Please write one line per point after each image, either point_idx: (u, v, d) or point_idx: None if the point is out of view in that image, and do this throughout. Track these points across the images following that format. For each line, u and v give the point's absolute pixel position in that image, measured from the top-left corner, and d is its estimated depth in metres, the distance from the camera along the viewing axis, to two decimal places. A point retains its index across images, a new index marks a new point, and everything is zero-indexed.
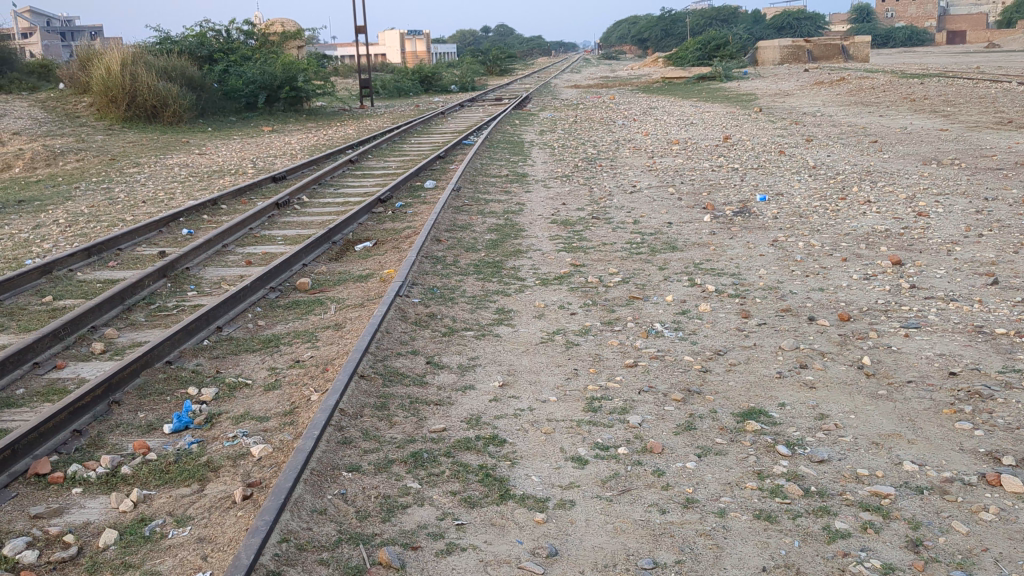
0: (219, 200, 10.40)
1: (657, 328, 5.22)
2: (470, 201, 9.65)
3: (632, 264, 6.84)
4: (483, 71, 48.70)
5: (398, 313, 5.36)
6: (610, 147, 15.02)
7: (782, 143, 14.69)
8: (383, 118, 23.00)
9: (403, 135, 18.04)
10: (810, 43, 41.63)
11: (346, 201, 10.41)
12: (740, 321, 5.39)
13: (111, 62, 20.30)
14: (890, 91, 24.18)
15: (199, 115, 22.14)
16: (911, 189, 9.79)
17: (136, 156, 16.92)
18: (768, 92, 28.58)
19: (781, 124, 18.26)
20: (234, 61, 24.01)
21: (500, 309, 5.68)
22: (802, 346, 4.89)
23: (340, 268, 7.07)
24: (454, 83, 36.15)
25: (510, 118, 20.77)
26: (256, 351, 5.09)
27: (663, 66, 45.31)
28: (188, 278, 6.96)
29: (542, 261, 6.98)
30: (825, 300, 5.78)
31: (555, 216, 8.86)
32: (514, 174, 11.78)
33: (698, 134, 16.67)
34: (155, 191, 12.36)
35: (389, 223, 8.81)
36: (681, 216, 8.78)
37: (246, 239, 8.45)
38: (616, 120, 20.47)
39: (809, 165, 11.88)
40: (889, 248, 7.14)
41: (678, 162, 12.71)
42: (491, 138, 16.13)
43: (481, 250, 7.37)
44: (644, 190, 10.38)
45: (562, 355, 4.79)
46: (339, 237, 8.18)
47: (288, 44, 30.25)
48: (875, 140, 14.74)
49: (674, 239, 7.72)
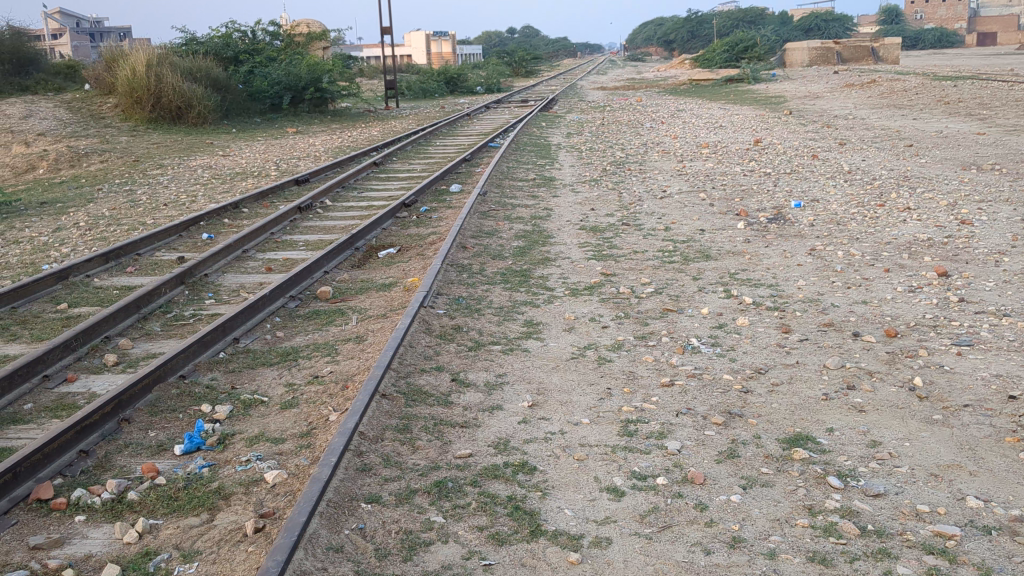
0: (241, 203, 10.23)
1: (694, 343, 4.97)
2: (496, 206, 9.43)
3: (665, 274, 6.58)
4: (508, 71, 48.52)
5: (423, 326, 5.14)
6: (638, 150, 14.75)
7: (814, 147, 14.37)
8: (409, 120, 22.86)
9: (428, 137, 17.85)
10: (840, 45, 41.11)
11: (370, 205, 10.22)
12: (780, 336, 5.13)
13: (137, 63, 20.27)
14: (923, 93, 23.74)
15: (224, 116, 22.07)
16: (952, 196, 9.47)
17: (159, 157, 16.82)
18: (798, 94, 28.17)
19: (812, 127, 17.89)
20: (259, 62, 23.94)
21: (528, 321, 5.45)
22: (848, 365, 4.62)
23: (363, 275, 6.86)
24: (480, 85, 35.99)
25: (536, 119, 20.55)
26: (273, 365, 4.89)
27: (690, 68, 44.94)
28: (207, 284, 6.78)
29: (571, 270, 6.74)
30: (869, 314, 5.49)
31: (584, 222, 8.62)
32: (541, 178, 11.54)
33: (729, 137, 16.36)
34: (177, 194, 12.22)
35: (413, 229, 8.60)
36: (715, 223, 8.51)
37: (266, 245, 8.26)
38: (644, 122, 20.18)
39: (844, 170, 11.57)
40: (933, 258, 6.84)
41: (709, 167, 12.43)
42: (518, 140, 15.90)
43: (508, 257, 7.13)
44: (674, 195, 10.12)
45: (593, 373, 4.55)
46: (363, 243, 7.98)
47: (314, 45, 30.18)
48: (911, 144, 14.37)
49: (708, 247, 7.46)
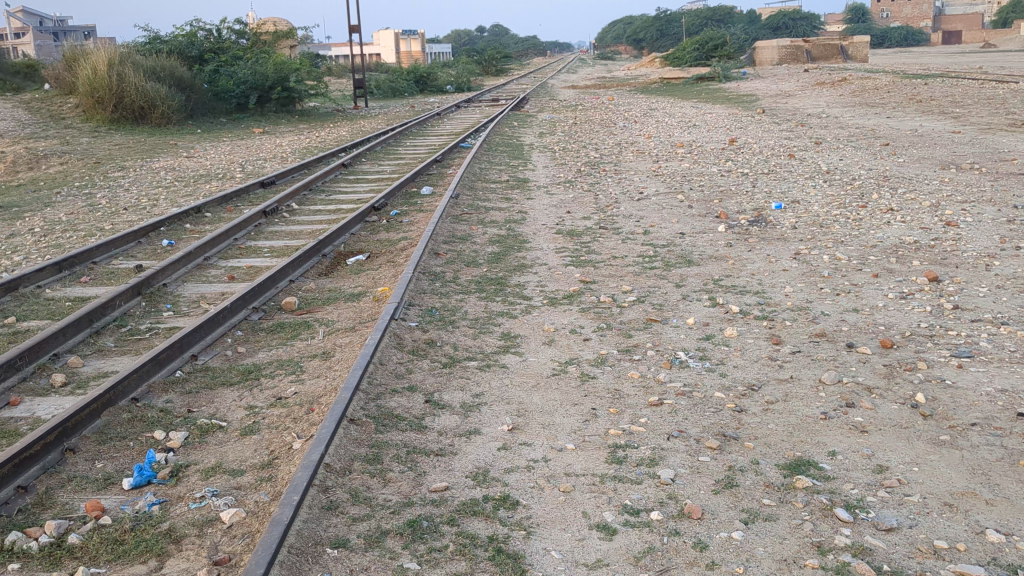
0: (203, 208, 9.85)
1: (682, 357, 4.70)
2: (469, 209, 9.13)
3: (647, 281, 6.32)
4: (478, 70, 48.18)
5: (394, 341, 4.83)
6: (613, 150, 14.52)
7: (790, 147, 14.19)
8: (378, 120, 22.48)
9: (398, 137, 17.51)
10: (809, 43, 41.15)
11: (338, 208, 9.89)
12: (771, 348, 4.87)
13: (98, 63, 19.74)
14: (894, 91, 23.72)
15: (188, 117, 21.59)
16: (934, 196, 9.30)
17: (121, 159, 16.34)
18: (769, 92, 28.07)
19: (786, 126, 17.73)
20: (225, 61, 23.46)
21: (505, 334, 5.16)
22: (845, 380, 4.37)
23: (331, 284, 6.54)
24: (449, 84, 35.64)
25: (508, 119, 20.27)
26: (233, 385, 4.56)
27: (660, 67, 44.81)
28: (165, 295, 6.43)
29: (549, 277, 6.46)
30: (861, 324, 5.26)
31: (560, 226, 8.35)
32: (515, 180, 11.25)
33: (703, 137, 16.17)
34: (138, 197, 11.79)
35: (384, 234, 8.28)
36: (695, 226, 8.27)
37: (229, 251, 7.91)
38: (617, 121, 19.96)
39: (822, 170, 11.38)
40: (921, 262, 6.63)
41: (685, 167, 12.20)
42: (490, 140, 15.60)
43: (482, 264, 6.84)
44: (651, 197, 9.88)
45: (577, 391, 4.27)
46: (331, 249, 7.65)
47: (281, 44, 29.70)
48: (887, 143, 14.24)
49: (689, 251, 7.21)
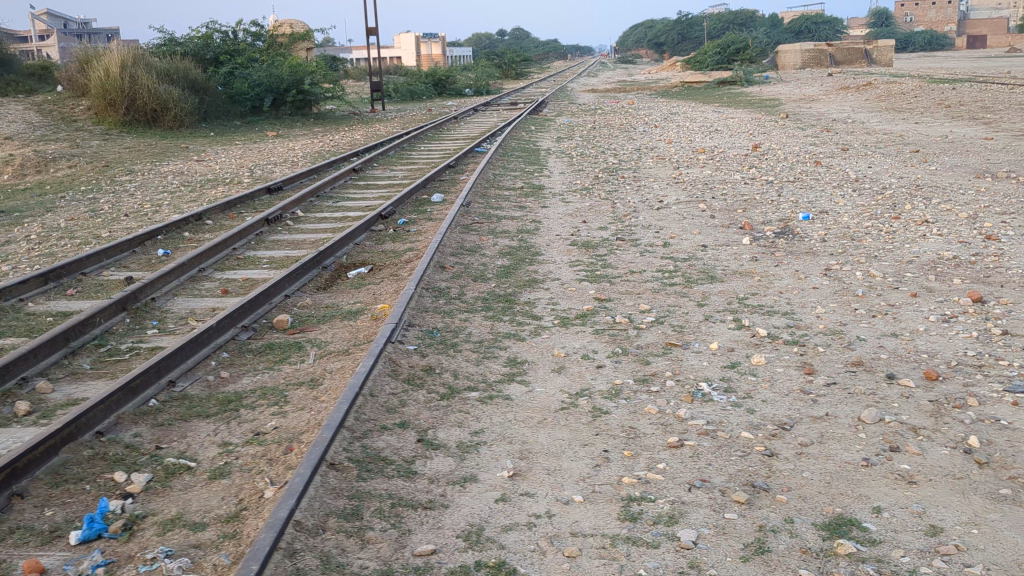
0: (204, 215, 9.47)
1: (704, 390, 4.25)
2: (480, 218, 8.71)
3: (666, 299, 5.87)
4: (497, 73, 47.87)
5: (389, 368, 4.41)
6: (632, 155, 14.09)
7: (816, 153, 13.69)
8: (394, 123, 22.11)
9: (412, 141, 17.11)
10: (833, 47, 40.53)
11: (344, 216, 9.51)
12: (803, 379, 4.42)
13: (110, 64, 19.47)
14: (921, 96, 23.14)
15: (202, 119, 21.31)
16: (971, 206, 8.82)
17: (130, 163, 16.03)
18: (792, 97, 27.55)
19: (811, 132, 17.23)
20: (240, 63, 23.19)
21: (511, 359, 4.73)
22: (888, 419, 3.91)
23: (328, 300, 6.13)
24: (468, 87, 35.27)
25: (525, 123, 19.86)
26: (210, 417, 4.15)
27: (682, 70, 44.26)
28: (152, 311, 6.04)
29: (562, 293, 6.03)
30: (902, 351, 4.80)
31: (575, 237, 7.91)
32: (530, 187, 10.82)
33: (725, 142, 15.69)
34: (141, 203, 11.44)
35: (389, 245, 7.88)
36: (717, 238, 7.82)
37: (226, 262, 7.52)
38: (637, 126, 19.53)
39: (851, 178, 10.89)
40: (963, 280, 6.16)
41: (707, 174, 11.74)
42: (506, 145, 15.19)
43: (490, 278, 6.41)
44: (672, 206, 9.44)
45: (587, 428, 3.83)
46: (332, 261, 7.24)
47: (298, 46, 29.43)
48: (917, 149, 13.74)
49: (712, 266, 6.76)
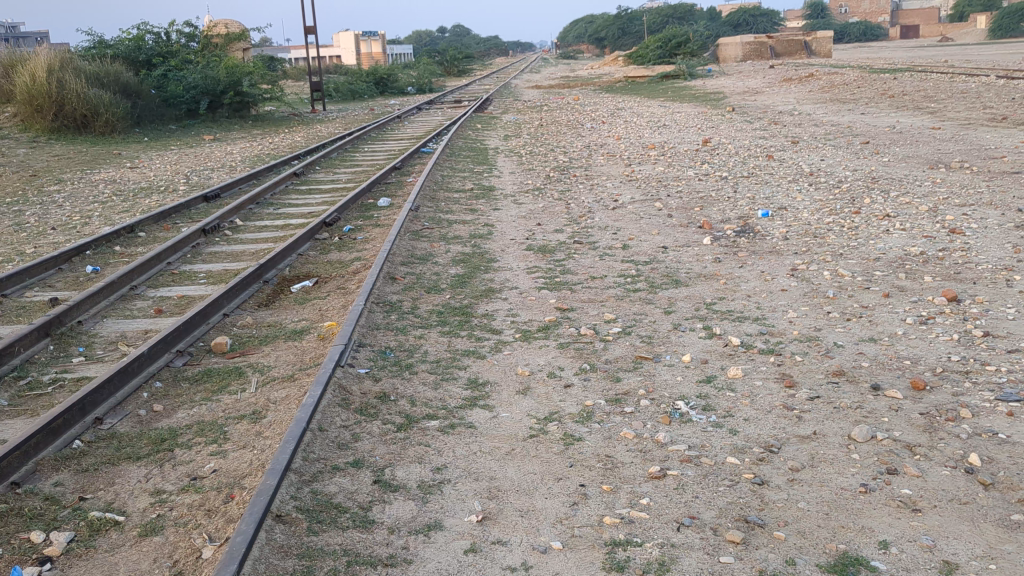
0: (136, 227, 8.96)
1: (682, 409, 3.96)
2: (430, 223, 8.34)
3: (631, 307, 5.57)
4: (439, 71, 47.39)
5: (339, 397, 4.04)
6: (582, 153, 13.81)
7: (767, 146, 13.53)
8: (336, 124, 21.57)
9: (355, 142, 16.64)
10: (773, 39, 40.70)
11: (286, 224, 9.08)
12: (785, 393, 4.14)
13: (36, 68, 18.68)
14: (863, 87, 23.21)
15: (135, 124, 20.57)
16: (930, 199, 8.67)
17: (59, 172, 15.33)
18: (736, 90, 27.55)
19: (759, 125, 17.11)
20: (174, 65, 22.44)
21: (472, 380, 4.38)
22: (880, 436, 3.65)
23: (271, 318, 5.73)
24: (410, 86, 34.75)
25: (470, 121, 19.49)
26: (142, 459, 3.75)
27: (625, 65, 44.16)
28: (79, 336, 5.58)
29: (521, 304, 5.70)
30: (883, 358, 4.55)
31: (531, 241, 7.59)
32: (480, 188, 10.47)
33: (675, 137, 15.49)
34: (69, 215, 10.85)
35: (335, 254, 7.48)
36: (677, 239, 7.55)
37: (161, 278, 7.05)
38: (584, 122, 19.28)
39: (805, 171, 10.72)
40: (934, 278, 5.95)
41: (659, 171, 11.50)
42: (452, 144, 14.81)
43: (444, 289, 6.06)
44: (627, 205, 9.17)
45: (560, 459, 3.51)
46: (273, 274, 6.82)
47: (234, 46, 28.66)
48: (866, 141, 13.65)
49: (675, 269, 6.48)
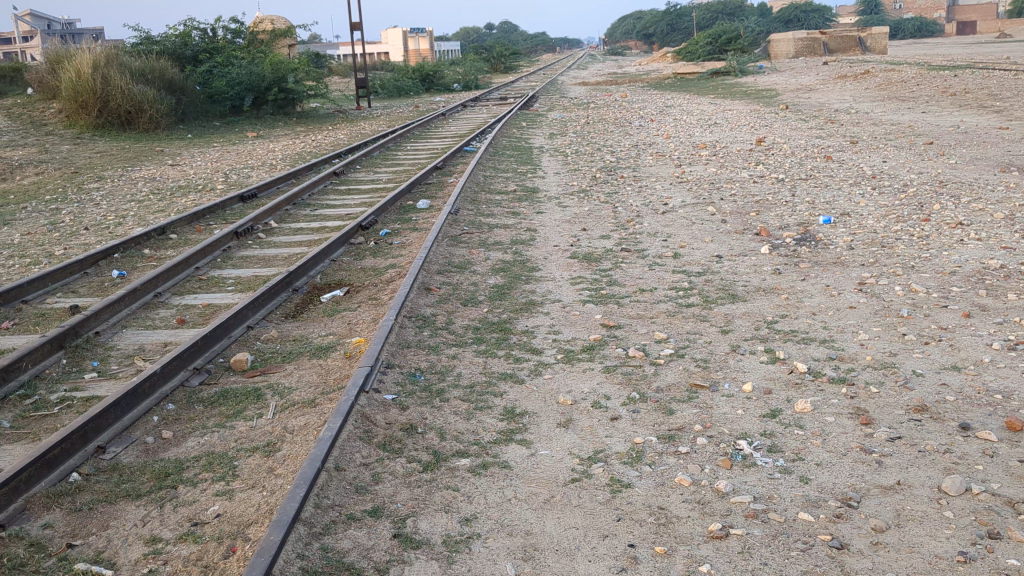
0: (168, 228, 8.67)
1: (745, 451, 3.51)
2: (470, 227, 7.95)
3: (684, 325, 5.12)
4: (486, 67, 47.04)
5: (361, 429, 3.65)
6: (630, 152, 13.34)
7: (824, 146, 12.93)
8: (380, 121, 21.28)
9: (398, 140, 16.32)
10: (826, 35, 39.69)
11: (322, 227, 8.75)
12: (861, 434, 3.67)
13: (82, 64, 18.62)
14: (923, 84, 22.39)
15: (179, 121, 20.47)
16: (1005, 205, 8.09)
17: (102, 168, 15.21)
18: (790, 87, 26.81)
19: (815, 124, 16.47)
20: (219, 61, 22.31)
21: (508, 410, 3.97)
22: (976, 489, 3.16)
23: (297, 331, 5.37)
24: (456, 82, 34.39)
25: (516, 119, 19.09)
26: (143, 497, 3.39)
27: (673, 61, 43.40)
28: (95, 349, 5.27)
29: (564, 320, 5.29)
30: (971, 391, 4.05)
31: (576, 248, 7.17)
32: (523, 190, 10.04)
33: (726, 136, 14.94)
34: (104, 214, 10.63)
35: (370, 260, 7.12)
36: (732, 247, 7.07)
37: (187, 285, 6.74)
38: (633, 120, 18.77)
39: (867, 174, 10.15)
40: (1019, 295, 5.42)
41: (711, 172, 10.98)
42: (497, 143, 14.42)
43: (482, 301, 5.65)
44: (678, 209, 8.70)
45: (606, 511, 3.08)
46: (303, 282, 6.46)
47: (280, 43, 28.54)
48: (930, 141, 12.99)
49: (731, 282, 6.01)
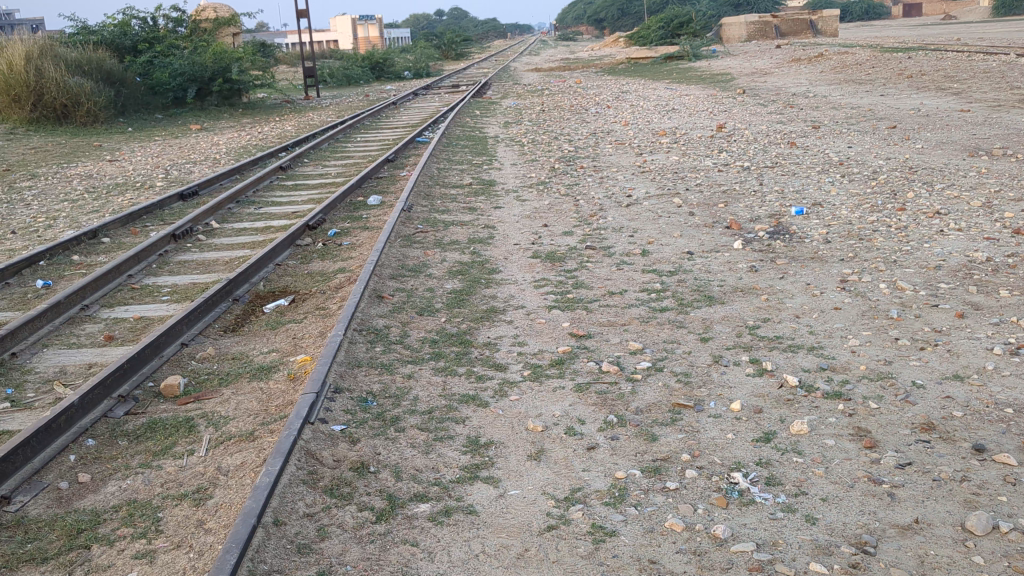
0: (101, 231, 8.07)
1: (741, 485, 3.12)
2: (425, 225, 7.49)
3: (659, 333, 4.72)
4: (437, 55, 46.34)
5: (305, 471, 3.19)
6: (588, 141, 12.94)
7: (787, 132, 12.64)
8: (329, 111, 20.65)
9: (348, 131, 15.76)
10: (778, 18, 39.60)
11: (267, 227, 8.22)
12: (867, 460, 3.29)
13: (14, 56, 17.67)
14: (878, 67, 22.26)
15: (119, 114, 19.67)
16: (979, 191, 7.82)
17: (35, 166, 14.44)
18: (745, 71, 26.61)
19: (773, 108, 16.20)
20: (160, 51, 21.47)
21: (472, 440, 3.53)
22: (1005, 526, 2.80)
23: (236, 349, 4.88)
24: (407, 69, 33.73)
25: (470, 108, 18.61)
26: (50, 561, 2.91)
27: (626, 46, 43.01)
28: (9, 374, 4.73)
29: (529, 329, 4.87)
30: (980, 406, 3.69)
31: (538, 246, 6.75)
32: (479, 183, 9.59)
33: (685, 123, 14.60)
34: (34, 215, 9.96)
35: (318, 264, 6.63)
36: (703, 242, 6.69)
37: (118, 295, 6.20)
38: (589, 107, 18.37)
39: (833, 160, 9.86)
40: (1010, 291, 5.11)
41: (673, 160, 10.62)
42: (450, 133, 13.94)
43: (439, 310, 5.21)
44: (643, 201, 8.32)
45: (590, 568, 2.66)
46: (245, 290, 5.96)
47: (224, 32, 27.67)
48: (892, 125, 12.75)
49: (706, 282, 5.62)
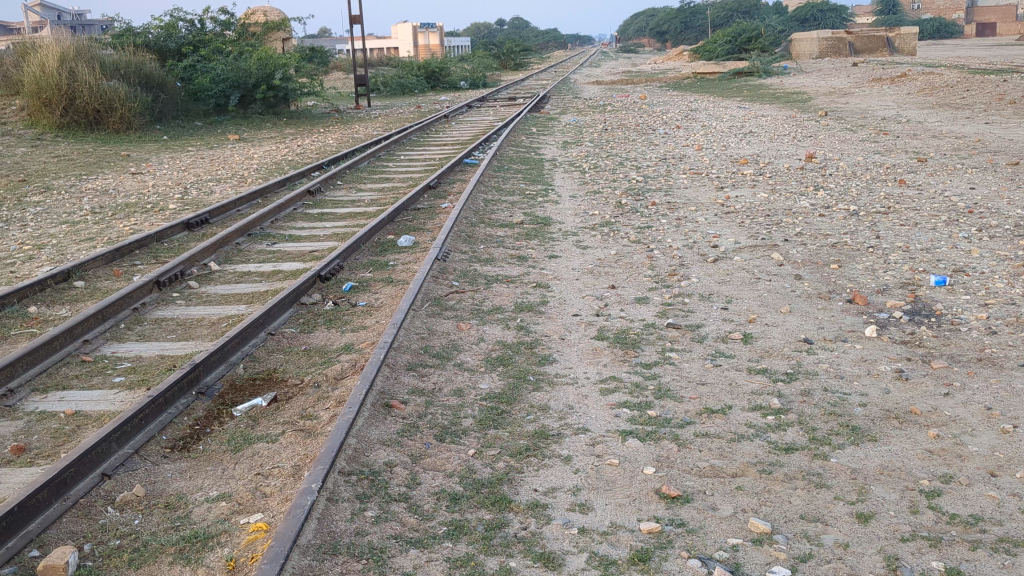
0: (76, 271, 6.70)
1: None
2: (461, 282, 6.00)
3: (792, 499, 3.15)
4: (496, 65, 45.04)
5: None
6: (658, 168, 11.40)
7: (888, 165, 10.95)
8: (376, 122, 19.36)
9: (392, 146, 14.40)
10: (852, 35, 37.55)
11: (274, 273, 6.78)
12: None
13: (47, 57, 16.61)
14: (972, 90, 20.29)
15: (156, 119, 18.50)
16: None
17: (53, 176, 13.27)
18: (821, 90, 24.81)
19: (864, 135, 14.46)
20: (204, 55, 20.32)
21: None
22: None
23: (175, 489, 3.41)
24: (463, 79, 32.38)
25: (526, 123, 17.17)
26: None
27: (691, 60, 41.27)
28: None
29: (598, 479, 3.32)
30: None
31: (605, 322, 5.21)
32: (532, 221, 8.10)
33: (767, 149, 12.98)
34: (21, 242, 8.68)
35: (321, 336, 5.15)
36: (822, 324, 5.10)
37: (61, 373, 4.79)
38: (657, 127, 16.81)
39: (960, 206, 8.20)
40: None
41: (761, 198, 9.00)
42: (502, 154, 12.52)
43: (466, 434, 3.69)
44: (733, 254, 6.75)
45: None
46: (216, 377, 4.48)
47: (273, 37, 26.54)
48: (1013, 160, 10.99)
49: (842, 398, 4.04)
